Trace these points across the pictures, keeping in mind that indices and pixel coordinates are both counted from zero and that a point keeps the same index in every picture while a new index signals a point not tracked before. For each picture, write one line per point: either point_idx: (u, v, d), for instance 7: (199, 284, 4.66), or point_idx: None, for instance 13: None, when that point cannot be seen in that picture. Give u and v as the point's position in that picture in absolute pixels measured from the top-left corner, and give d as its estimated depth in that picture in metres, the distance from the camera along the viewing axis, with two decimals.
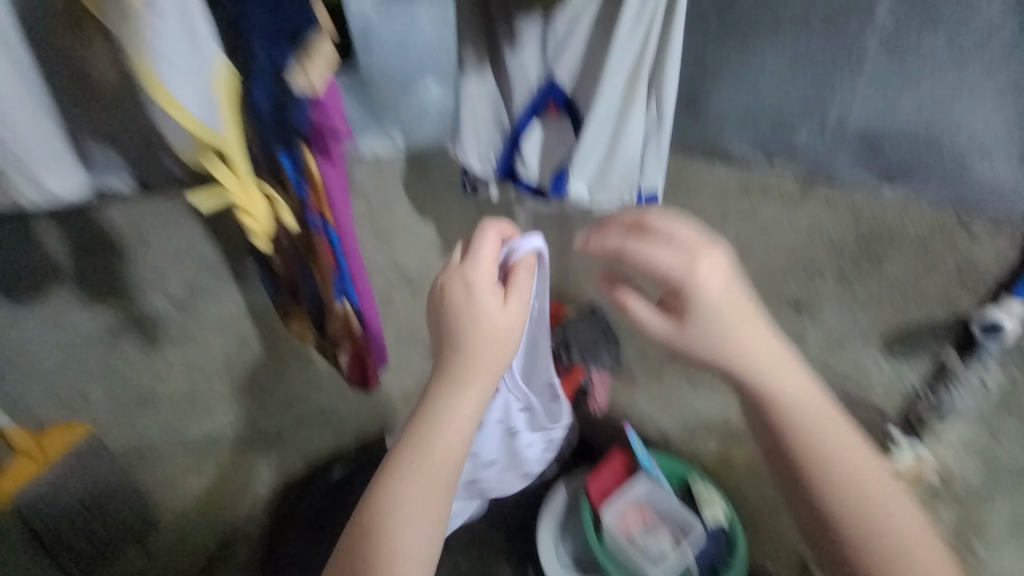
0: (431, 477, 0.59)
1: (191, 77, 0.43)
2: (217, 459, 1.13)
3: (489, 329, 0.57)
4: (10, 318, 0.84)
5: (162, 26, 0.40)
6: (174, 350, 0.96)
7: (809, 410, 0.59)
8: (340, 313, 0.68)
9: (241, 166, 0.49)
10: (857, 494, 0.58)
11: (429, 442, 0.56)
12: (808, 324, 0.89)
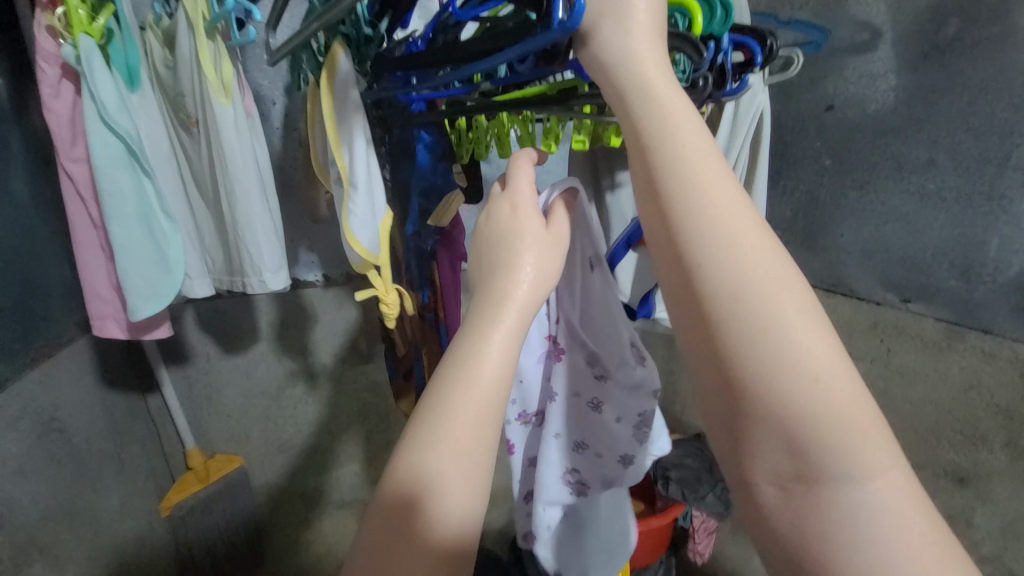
0: (437, 425, 0.34)
1: (371, 224, 0.51)
2: (322, 514, 1.27)
3: (541, 251, 0.40)
4: (210, 366, 1.08)
5: (357, 194, 0.49)
6: (323, 407, 1.18)
7: (680, 127, 0.32)
8: None
9: (393, 281, 0.53)
10: (744, 281, 0.29)
11: (453, 382, 0.35)
12: (974, 503, 0.77)
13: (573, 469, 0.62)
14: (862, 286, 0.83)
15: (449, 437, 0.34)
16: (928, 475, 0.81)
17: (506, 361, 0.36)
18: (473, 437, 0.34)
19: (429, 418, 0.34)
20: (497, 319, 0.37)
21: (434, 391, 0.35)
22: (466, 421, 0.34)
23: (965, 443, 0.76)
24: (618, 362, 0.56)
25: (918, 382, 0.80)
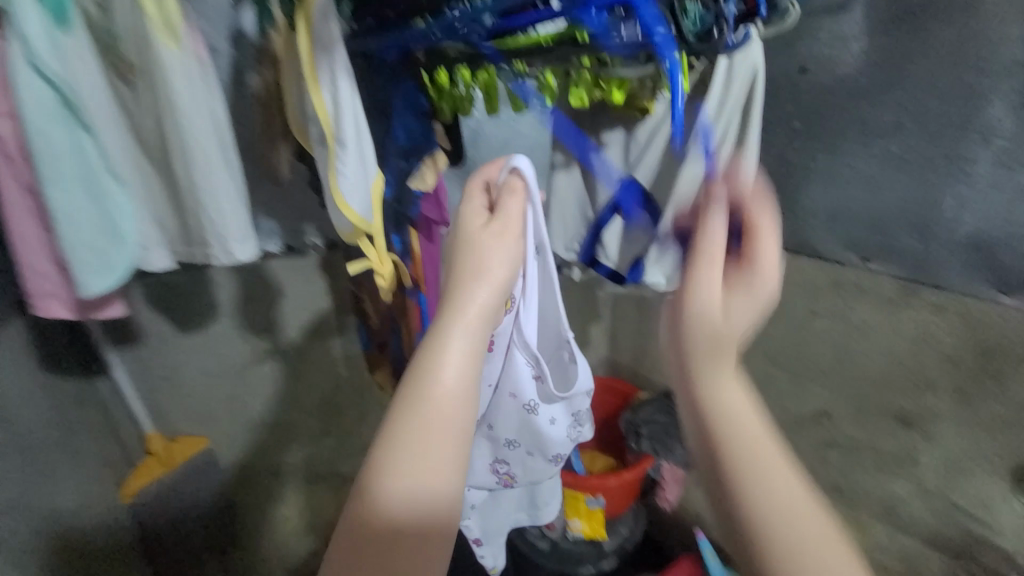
0: (394, 430, 0.35)
1: (360, 186, 0.50)
2: (297, 491, 1.26)
3: (500, 259, 0.41)
4: (164, 346, 1.00)
5: (346, 153, 0.48)
6: (294, 383, 1.13)
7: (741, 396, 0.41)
8: None
9: (385, 251, 0.53)
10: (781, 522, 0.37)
11: (416, 391, 0.36)
12: (919, 441, 0.85)
13: (501, 464, 0.63)
14: (827, 248, 0.86)
15: (402, 441, 0.35)
16: (879, 420, 0.89)
17: (467, 374, 0.37)
18: (435, 442, 0.35)
19: (397, 429, 0.35)
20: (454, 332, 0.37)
21: (399, 405, 0.36)
22: (427, 424, 0.35)
23: (914, 390, 0.84)
24: (558, 359, 0.59)
25: (874, 336, 0.86)
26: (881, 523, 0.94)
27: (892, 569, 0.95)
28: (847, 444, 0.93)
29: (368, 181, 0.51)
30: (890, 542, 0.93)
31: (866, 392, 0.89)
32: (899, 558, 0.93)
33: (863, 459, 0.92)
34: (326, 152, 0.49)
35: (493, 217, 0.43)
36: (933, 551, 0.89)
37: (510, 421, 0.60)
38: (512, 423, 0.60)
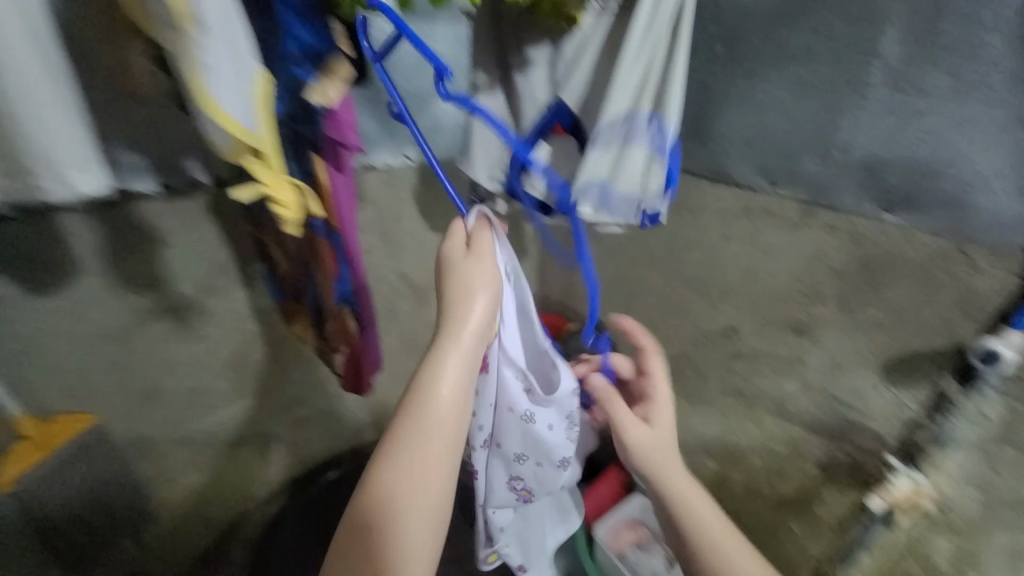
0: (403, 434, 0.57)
1: (235, 87, 0.46)
2: (215, 457, 1.22)
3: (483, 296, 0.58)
4: (21, 310, 0.88)
5: (209, 40, 0.43)
6: (189, 346, 1.02)
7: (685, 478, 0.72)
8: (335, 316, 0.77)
9: (281, 172, 0.52)
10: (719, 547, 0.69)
11: (420, 409, 0.57)
12: (808, 347, 0.91)
13: (518, 480, 0.73)
14: (740, 174, 0.86)
15: (406, 443, 0.57)
16: (775, 330, 0.95)
17: (458, 404, 0.58)
18: (432, 453, 0.57)
19: (397, 437, 0.57)
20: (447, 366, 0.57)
21: (406, 417, 0.57)
22: (426, 436, 0.57)
23: (807, 302, 0.89)
24: (546, 376, 0.69)
25: (776, 256, 0.91)
26: (774, 418, 1.02)
27: (779, 455, 1.04)
28: (751, 355, 1.01)
29: (245, 77, 0.47)
30: (781, 432, 1.02)
31: (768, 305, 0.95)
32: (786, 444, 1.02)
33: (763, 368, 1.00)
34: (177, 40, 0.43)
35: (469, 251, 0.59)
36: (809, 435, 0.97)
37: (517, 437, 0.69)
38: (518, 439, 0.69)
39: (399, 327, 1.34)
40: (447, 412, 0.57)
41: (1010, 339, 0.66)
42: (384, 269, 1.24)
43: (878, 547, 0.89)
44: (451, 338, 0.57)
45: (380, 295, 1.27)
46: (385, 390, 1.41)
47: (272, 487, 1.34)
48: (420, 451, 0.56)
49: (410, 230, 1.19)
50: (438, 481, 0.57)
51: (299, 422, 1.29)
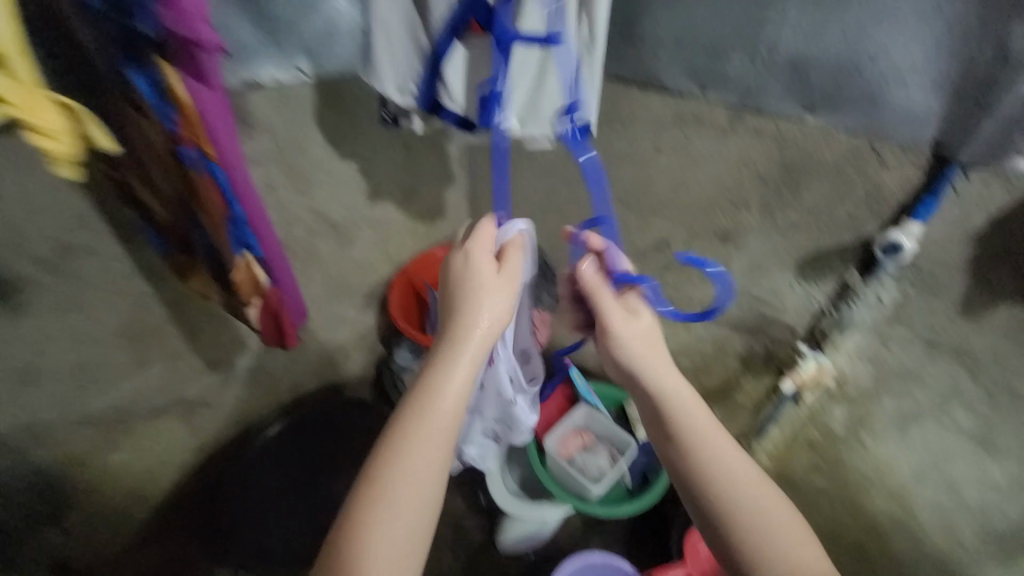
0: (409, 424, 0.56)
1: None
2: (131, 433, 1.11)
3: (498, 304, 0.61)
4: None
5: None
6: (66, 316, 0.89)
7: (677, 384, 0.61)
8: (240, 264, 0.71)
9: (37, 89, 0.49)
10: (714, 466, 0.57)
11: (429, 400, 0.56)
12: (732, 252, 0.95)
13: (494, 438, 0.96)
14: (670, 78, 0.80)
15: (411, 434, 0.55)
16: (703, 239, 0.97)
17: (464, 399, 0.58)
18: (432, 444, 0.55)
19: (402, 425, 0.55)
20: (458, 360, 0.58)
21: (413, 407, 0.56)
22: (430, 427, 0.55)
23: (732, 209, 0.91)
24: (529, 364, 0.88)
25: (705, 165, 0.89)
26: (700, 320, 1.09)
27: (705, 353, 1.12)
28: (681, 266, 1.04)
29: None
30: (706, 333, 1.10)
31: (695, 214, 0.96)
32: (712, 343, 1.10)
33: (692, 275, 1.04)
34: None
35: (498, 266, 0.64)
36: (732, 333, 1.05)
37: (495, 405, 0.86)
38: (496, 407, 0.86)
39: (323, 270, 1.23)
40: (451, 418, 0.56)
41: (911, 229, 0.71)
42: (297, 208, 1.09)
43: (785, 421, 1.03)
44: (461, 340, 0.59)
45: (297, 237, 1.13)
46: (319, 338, 1.33)
47: (208, 452, 1.26)
48: (419, 447, 0.54)
49: (317, 161, 1.05)
50: (432, 478, 0.54)
51: (225, 383, 1.19)
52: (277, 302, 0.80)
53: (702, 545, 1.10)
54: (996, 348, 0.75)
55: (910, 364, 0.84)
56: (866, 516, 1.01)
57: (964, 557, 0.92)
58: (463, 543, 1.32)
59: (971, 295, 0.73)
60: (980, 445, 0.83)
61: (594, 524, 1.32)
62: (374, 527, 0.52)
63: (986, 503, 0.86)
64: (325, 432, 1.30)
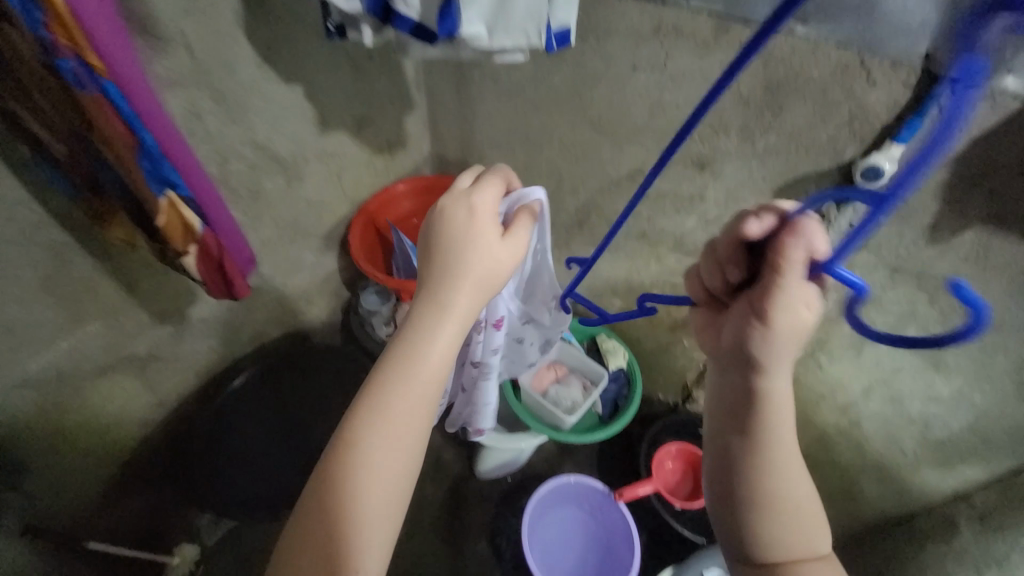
0: (382, 391, 0.52)
1: None
2: (78, 393, 1.01)
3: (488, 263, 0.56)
4: None
5: None
6: None
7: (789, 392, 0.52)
8: (165, 207, 0.70)
9: None
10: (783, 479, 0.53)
11: (405, 365, 0.52)
12: (709, 181, 0.92)
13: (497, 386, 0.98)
14: None
15: (383, 403, 0.51)
16: (679, 168, 0.93)
17: (444, 361, 0.54)
18: (407, 412, 0.51)
19: (376, 388, 0.52)
20: (439, 323, 0.54)
21: (388, 370, 0.52)
22: (405, 395, 0.52)
23: (710, 134, 0.86)
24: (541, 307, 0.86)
25: (685, 84, 0.82)
26: (672, 253, 1.08)
27: (677, 286, 1.13)
28: (655, 196, 1.01)
29: None
30: (678, 265, 1.09)
31: (672, 139, 0.90)
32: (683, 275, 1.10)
33: (666, 206, 1.01)
34: None
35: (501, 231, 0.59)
36: None
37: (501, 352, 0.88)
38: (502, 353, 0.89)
39: (273, 210, 1.12)
40: (430, 383, 0.53)
41: (893, 153, 0.69)
42: (233, 136, 0.94)
43: None
44: (449, 304, 0.54)
45: (237, 173, 1.00)
46: (278, 284, 1.25)
47: (171, 406, 1.22)
48: (394, 410, 0.51)
49: (248, 82, 0.91)
50: (410, 446, 0.52)
51: (177, 336, 1.12)
52: (217, 249, 0.80)
53: (667, 461, 1.18)
54: (956, 272, 0.76)
55: (872, 290, 0.86)
56: (816, 427, 1.09)
57: (903, 463, 1.00)
58: (443, 474, 1.37)
59: (940, 219, 0.73)
60: (931, 364, 0.86)
61: (567, 450, 1.39)
62: (354, 495, 0.49)
63: (929, 416, 0.92)
64: (295, 379, 1.29)
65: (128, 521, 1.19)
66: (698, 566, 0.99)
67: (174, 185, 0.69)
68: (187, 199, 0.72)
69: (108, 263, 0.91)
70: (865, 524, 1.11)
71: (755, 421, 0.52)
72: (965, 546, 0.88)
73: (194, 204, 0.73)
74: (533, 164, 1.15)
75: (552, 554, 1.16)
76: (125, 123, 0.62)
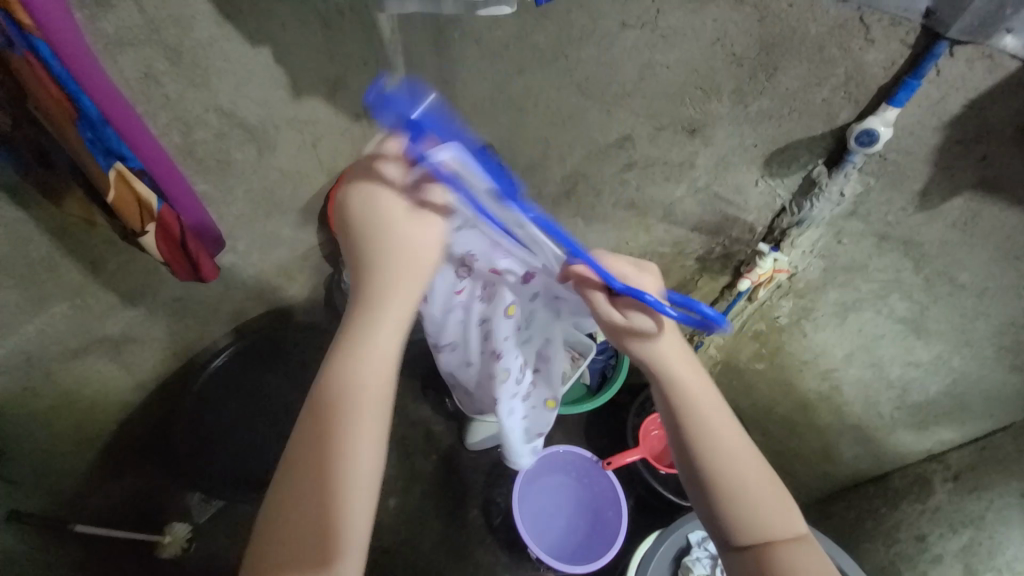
0: (338, 385, 0.56)
1: None
2: (50, 377, 0.97)
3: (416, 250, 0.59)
4: None
5: None
6: None
7: (708, 386, 0.60)
8: (114, 180, 0.71)
9: None
10: (745, 492, 0.56)
11: (353, 358, 0.57)
12: (699, 147, 0.89)
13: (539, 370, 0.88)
14: None
15: (342, 396, 0.56)
16: (669, 133, 0.90)
17: (391, 346, 0.59)
18: (366, 399, 0.56)
19: (329, 384, 0.56)
20: (378, 314, 0.58)
21: (338, 367, 0.57)
22: (359, 382, 0.56)
23: (701, 98, 0.82)
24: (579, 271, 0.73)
25: (677, 43, 0.78)
26: (661, 223, 1.07)
27: (665, 256, 1.12)
28: (644, 164, 0.98)
29: None
30: (666, 235, 1.08)
31: (661, 104, 0.87)
32: (672, 245, 1.09)
33: (655, 174, 0.98)
34: None
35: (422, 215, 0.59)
36: (692, 234, 1.04)
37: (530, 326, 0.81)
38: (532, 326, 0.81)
39: (245, 182, 1.06)
40: (381, 366, 0.58)
41: (888, 117, 0.67)
42: (194, 104, 0.89)
43: (735, 316, 1.08)
44: (385, 295, 0.58)
45: (204, 142, 0.94)
46: (255, 260, 1.21)
47: (151, 388, 1.19)
48: (354, 400, 0.56)
49: (208, 42, 0.84)
50: (373, 428, 0.56)
51: (151, 315, 1.08)
52: (178, 228, 0.82)
53: (654, 429, 1.21)
54: (942, 239, 0.75)
55: (859, 257, 0.85)
56: (799, 393, 1.11)
57: (880, 424, 1.03)
58: (433, 447, 1.38)
59: (931, 184, 0.72)
60: (912, 330, 0.87)
61: (556, 421, 1.40)
62: (322, 482, 0.53)
63: (908, 380, 0.93)
64: (277, 358, 1.26)
65: (113, 505, 1.17)
66: (683, 527, 1.02)
67: (123, 157, 0.70)
68: (136, 171, 0.73)
69: (69, 241, 0.86)
70: (842, 483, 1.16)
71: (688, 424, 0.58)
72: (939, 504, 0.92)
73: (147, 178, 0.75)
74: (518, 131, 1.11)
75: (542, 521, 1.18)
76: (64, 88, 0.62)
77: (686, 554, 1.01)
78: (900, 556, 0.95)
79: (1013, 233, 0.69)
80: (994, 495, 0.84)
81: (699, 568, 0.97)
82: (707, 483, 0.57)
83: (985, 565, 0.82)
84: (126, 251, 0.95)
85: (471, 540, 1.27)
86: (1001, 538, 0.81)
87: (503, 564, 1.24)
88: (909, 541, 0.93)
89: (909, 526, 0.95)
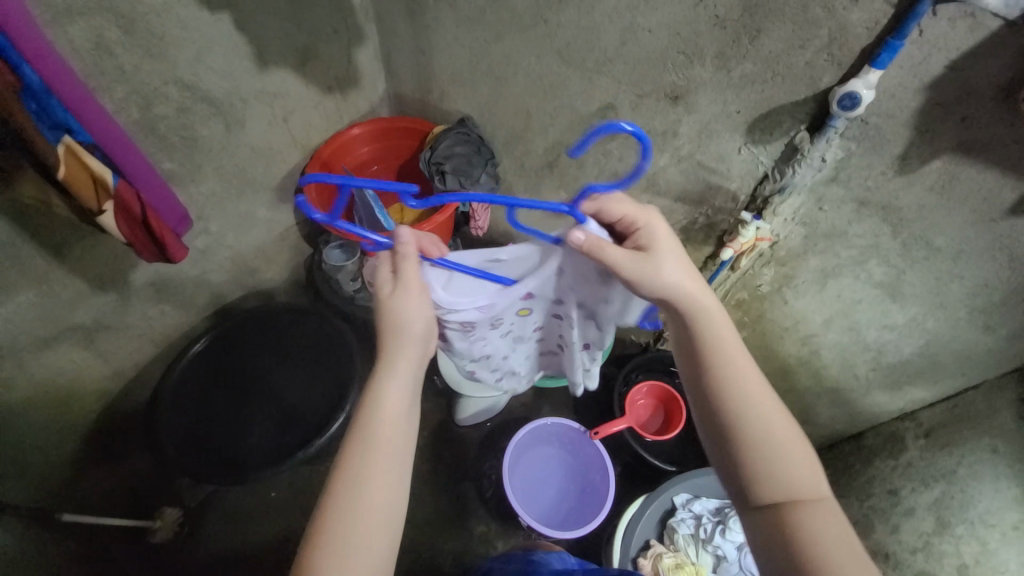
0: (360, 436, 0.55)
1: None
2: (23, 368, 0.94)
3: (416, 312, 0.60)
4: None
5: None
6: None
7: (742, 345, 0.60)
8: (65, 156, 0.66)
9: None
10: (766, 431, 0.56)
11: (369, 410, 0.57)
12: (682, 115, 0.87)
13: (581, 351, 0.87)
14: None
15: (364, 447, 0.54)
16: (651, 101, 0.88)
17: (407, 399, 0.58)
18: (388, 449, 0.55)
19: (354, 436, 0.55)
20: (389, 370, 0.59)
21: (359, 420, 0.57)
22: (381, 434, 0.55)
23: (684, 63, 0.80)
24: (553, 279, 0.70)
25: (659, 6, 0.76)
26: (645, 193, 1.06)
27: None
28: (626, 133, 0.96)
29: None
30: (650, 206, 1.08)
31: (642, 69, 0.84)
32: None
33: None
34: None
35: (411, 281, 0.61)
36: (676, 205, 1.04)
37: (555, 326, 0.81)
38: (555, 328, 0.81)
39: (214, 161, 1.01)
40: (399, 419, 0.57)
41: (870, 79, 0.66)
42: (152, 75, 0.83)
43: (719, 285, 1.11)
44: (394, 354, 0.59)
45: (165, 118, 0.89)
46: (230, 242, 1.17)
47: (130, 375, 1.17)
48: (374, 452, 0.54)
49: (162, 8, 0.78)
50: (398, 474, 0.55)
51: (124, 301, 1.05)
52: (139, 206, 0.78)
53: (639, 399, 1.24)
54: (919, 203, 0.76)
55: (839, 224, 0.86)
56: (779, 358, 1.14)
57: (855, 386, 1.06)
58: (422, 423, 1.39)
59: (911, 148, 0.72)
60: (888, 294, 0.89)
61: (544, 394, 1.42)
62: (354, 529, 0.51)
63: (884, 343, 0.96)
64: (255, 338, 1.24)
65: (97, 497, 1.14)
66: (669, 491, 1.06)
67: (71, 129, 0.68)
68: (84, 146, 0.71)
69: (28, 226, 0.82)
70: (820, 444, 1.21)
71: (711, 360, 0.59)
72: (911, 459, 0.96)
73: (99, 150, 0.73)
74: (498, 100, 1.07)
75: (532, 492, 1.21)
76: (3, 59, 0.59)
77: (671, 516, 1.04)
78: (874, 508, 0.99)
79: (990, 195, 0.70)
80: (965, 451, 0.88)
81: (684, 528, 1.00)
82: (728, 420, 0.58)
83: (958, 515, 0.87)
84: (91, 235, 0.91)
85: (463, 512, 1.29)
86: (972, 490, 0.86)
87: (495, 534, 1.27)
88: (882, 495, 0.99)
89: (882, 481, 1.00)
